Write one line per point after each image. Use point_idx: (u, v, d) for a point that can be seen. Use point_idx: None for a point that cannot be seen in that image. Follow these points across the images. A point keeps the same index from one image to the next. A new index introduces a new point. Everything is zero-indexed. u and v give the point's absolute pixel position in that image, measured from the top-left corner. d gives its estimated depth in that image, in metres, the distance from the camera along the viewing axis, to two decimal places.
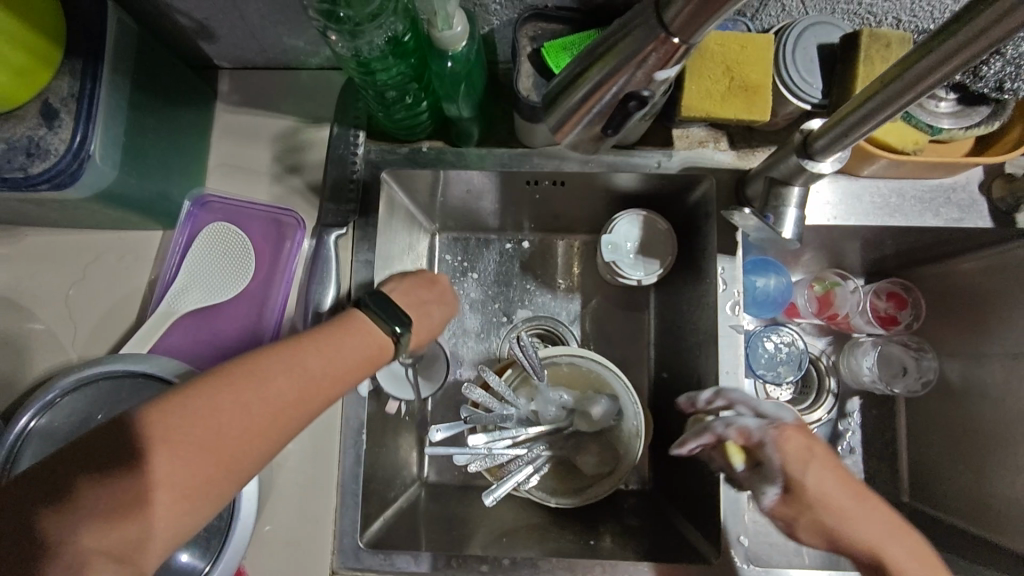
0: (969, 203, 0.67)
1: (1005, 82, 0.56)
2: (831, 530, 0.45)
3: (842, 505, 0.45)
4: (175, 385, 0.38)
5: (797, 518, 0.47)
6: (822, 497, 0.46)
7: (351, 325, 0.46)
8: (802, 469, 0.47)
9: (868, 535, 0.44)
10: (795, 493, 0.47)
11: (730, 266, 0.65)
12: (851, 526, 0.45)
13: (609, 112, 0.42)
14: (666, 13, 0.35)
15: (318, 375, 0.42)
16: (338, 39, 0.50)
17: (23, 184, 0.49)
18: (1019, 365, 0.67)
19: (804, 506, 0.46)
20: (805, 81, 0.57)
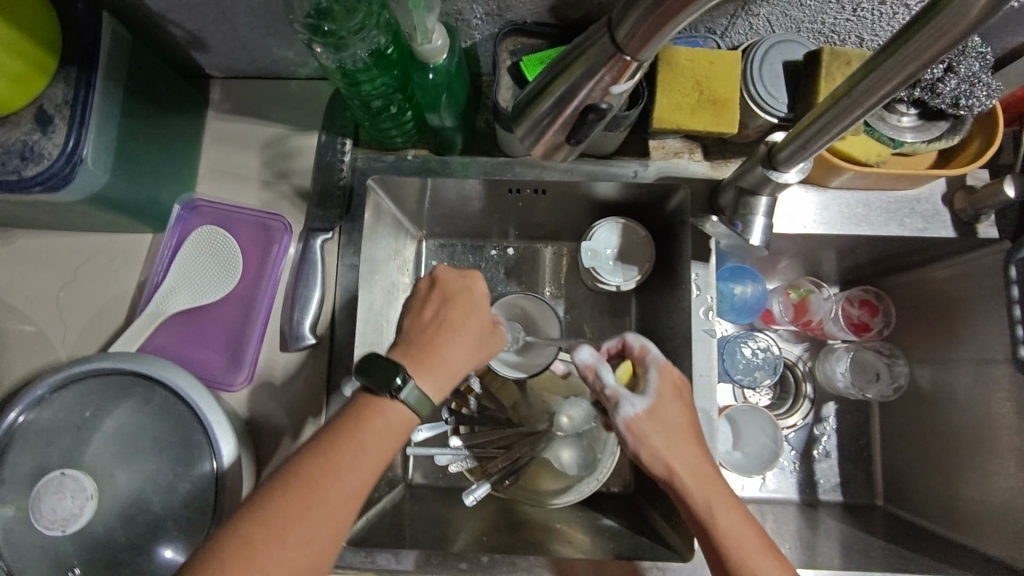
0: (933, 213, 0.69)
1: (960, 99, 0.59)
2: (663, 446, 0.54)
3: (682, 432, 0.55)
4: (226, 527, 0.45)
5: (643, 428, 0.55)
6: (670, 422, 0.56)
7: (371, 401, 0.51)
8: (669, 399, 0.57)
9: (687, 464, 0.53)
10: (655, 410, 0.56)
11: (704, 273, 0.68)
12: (681, 450, 0.54)
13: (572, 123, 0.44)
14: (619, 33, 0.37)
15: (349, 486, 0.47)
16: (323, 51, 0.53)
17: (17, 186, 0.51)
18: (985, 370, 0.69)
19: (654, 422, 0.55)
20: (771, 95, 0.60)
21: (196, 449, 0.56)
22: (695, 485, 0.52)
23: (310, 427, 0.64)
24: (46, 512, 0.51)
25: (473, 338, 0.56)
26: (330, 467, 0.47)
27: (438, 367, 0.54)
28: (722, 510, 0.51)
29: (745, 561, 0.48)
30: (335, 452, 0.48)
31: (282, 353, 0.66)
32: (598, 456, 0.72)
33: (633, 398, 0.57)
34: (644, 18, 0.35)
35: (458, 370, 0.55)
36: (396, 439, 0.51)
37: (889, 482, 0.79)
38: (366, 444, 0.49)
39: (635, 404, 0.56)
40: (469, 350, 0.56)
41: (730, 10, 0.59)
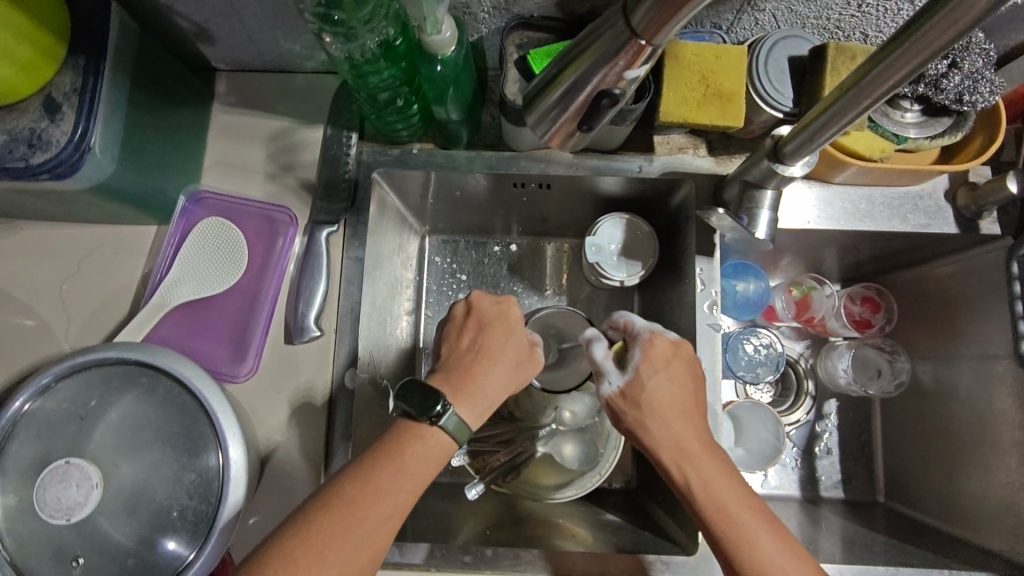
0: (935, 210, 0.70)
1: (964, 95, 0.59)
2: (641, 422, 0.53)
3: (660, 405, 0.53)
4: (266, 542, 0.45)
5: (622, 405, 0.54)
6: (650, 395, 0.54)
7: (410, 427, 0.51)
8: (650, 373, 0.55)
9: (665, 440, 0.51)
10: (633, 385, 0.55)
11: (708, 268, 0.68)
12: (660, 425, 0.52)
13: (584, 108, 0.45)
14: (633, 18, 0.38)
15: (387, 508, 0.47)
16: (332, 41, 0.53)
17: (25, 173, 0.51)
18: (986, 366, 0.69)
19: (633, 397, 0.54)
20: (776, 90, 0.60)
21: (201, 440, 0.56)
22: (676, 459, 0.50)
23: (315, 420, 0.64)
24: (49, 500, 0.52)
25: (511, 365, 0.56)
26: (370, 490, 0.47)
27: (477, 395, 0.54)
28: (705, 483, 0.49)
29: (731, 531, 0.47)
30: (376, 475, 0.48)
31: (287, 345, 0.66)
32: (602, 453, 0.71)
33: (613, 376, 0.56)
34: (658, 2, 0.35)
35: (496, 397, 0.55)
36: (435, 464, 0.50)
37: (890, 479, 0.79)
38: (406, 468, 0.49)
39: (614, 381, 0.56)
40: (506, 377, 0.56)
41: (735, 6, 0.59)
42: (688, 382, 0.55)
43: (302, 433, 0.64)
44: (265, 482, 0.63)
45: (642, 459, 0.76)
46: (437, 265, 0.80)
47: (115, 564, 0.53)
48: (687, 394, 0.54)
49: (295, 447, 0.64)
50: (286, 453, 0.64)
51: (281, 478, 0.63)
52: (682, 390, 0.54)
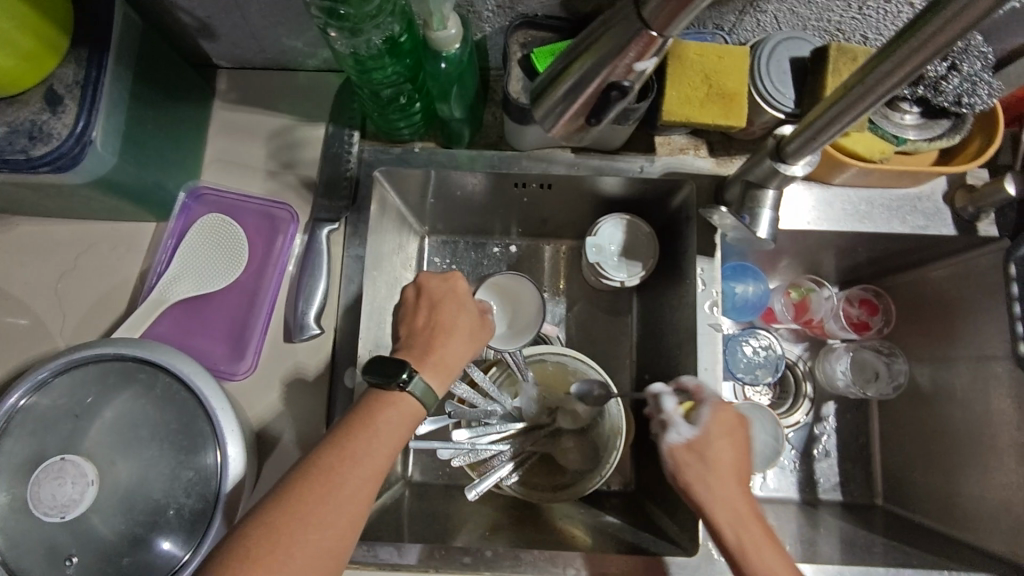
0: (933, 211, 0.70)
1: (964, 97, 0.60)
2: (700, 479, 0.52)
3: (724, 470, 0.52)
4: (247, 518, 0.45)
5: (685, 460, 0.54)
6: (714, 458, 0.53)
7: (381, 396, 0.51)
8: (720, 435, 0.54)
9: (726, 504, 0.51)
10: (698, 443, 0.54)
11: (709, 268, 0.68)
12: (721, 488, 0.51)
13: (593, 100, 0.44)
14: (644, 10, 0.37)
15: (364, 471, 0.47)
16: (337, 35, 0.53)
17: (25, 166, 0.50)
18: (984, 367, 0.70)
19: (698, 455, 0.53)
20: (778, 91, 0.61)
21: (200, 437, 0.55)
22: (733, 527, 0.50)
23: (314, 418, 0.64)
24: (44, 497, 0.51)
25: (469, 335, 0.58)
26: (345, 456, 0.47)
27: (441, 365, 0.55)
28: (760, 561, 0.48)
29: None
30: (350, 442, 0.48)
31: (287, 343, 0.65)
32: (603, 453, 0.70)
33: (680, 426, 0.55)
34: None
35: (459, 367, 0.56)
36: (404, 425, 0.51)
37: (888, 481, 0.79)
38: (379, 433, 0.49)
39: (681, 432, 0.55)
40: (465, 344, 0.57)
41: (738, 7, 0.60)
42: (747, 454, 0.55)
43: (300, 433, 0.63)
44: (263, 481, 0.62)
45: (642, 461, 0.76)
46: (436, 266, 0.80)
47: (110, 563, 0.53)
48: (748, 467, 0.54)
49: (293, 446, 0.63)
50: (284, 452, 0.63)
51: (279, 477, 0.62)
52: (743, 459, 0.54)
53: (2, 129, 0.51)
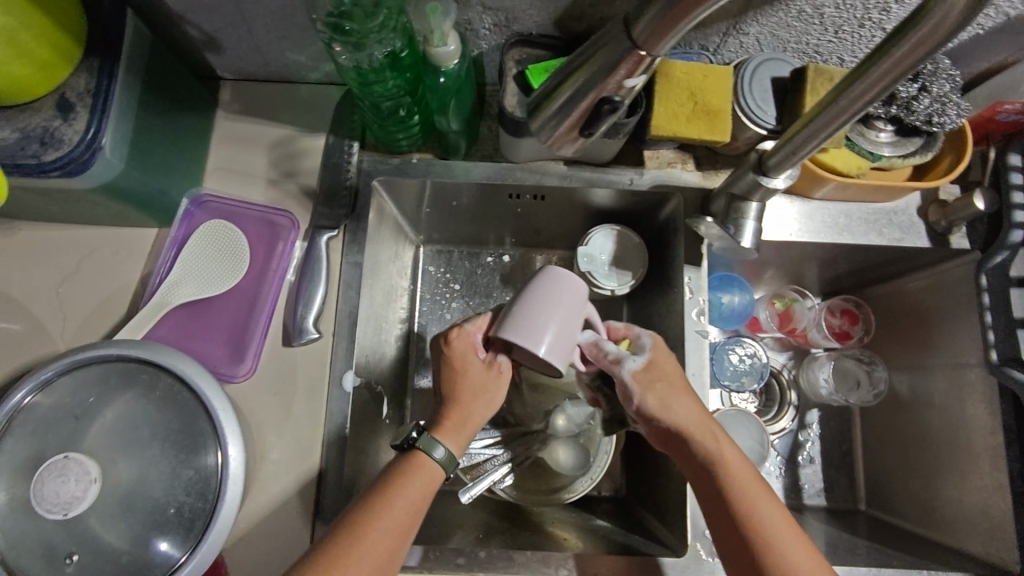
0: (909, 225, 0.73)
1: (934, 116, 0.63)
2: (664, 395, 0.56)
3: (680, 383, 0.57)
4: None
5: (645, 380, 0.57)
6: (669, 374, 0.58)
7: (401, 466, 0.54)
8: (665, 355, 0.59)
9: (692, 408, 0.56)
10: (653, 363, 0.58)
11: (696, 277, 0.70)
12: (682, 401, 0.56)
13: (586, 114, 0.47)
14: (634, 30, 0.40)
15: (388, 529, 0.50)
16: (342, 50, 0.56)
17: (36, 171, 0.52)
18: (959, 374, 0.72)
19: (657, 374, 0.57)
20: (760, 108, 0.64)
21: (201, 438, 0.56)
22: (700, 429, 0.55)
23: (311, 420, 0.65)
24: (47, 495, 0.52)
25: (480, 401, 0.57)
26: (364, 533, 0.50)
27: (457, 437, 0.56)
28: (733, 466, 0.53)
29: (752, 496, 0.51)
30: (379, 500, 0.51)
31: (285, 348, 0.67)
32: (592, 454, 0.72)
33: (632, 356, 0.58)
34: (663, 12, 0.37)
35: (476, 425, 0.57)
36: (423, 500, 0.53)
37: (871, 487, 0.81)
38: (396, 509, 0.51)
39: (636, 359, 0.58)
40: (477, 409, 0.56)
41: (722, 29, 0.63)
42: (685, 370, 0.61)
43: (297, 436, 0.64)
44: (260, 483, 0.63)
45: (631, 467, 0.78)
46: (431, 274, 0.81)
47: (109, 562, 0.53)
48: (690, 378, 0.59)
49: (289, 448, 0.64)
50: (279, 453, 0.64)
51: (277, 480, 0.63)
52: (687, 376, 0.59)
53: (14, 135, 0.53)
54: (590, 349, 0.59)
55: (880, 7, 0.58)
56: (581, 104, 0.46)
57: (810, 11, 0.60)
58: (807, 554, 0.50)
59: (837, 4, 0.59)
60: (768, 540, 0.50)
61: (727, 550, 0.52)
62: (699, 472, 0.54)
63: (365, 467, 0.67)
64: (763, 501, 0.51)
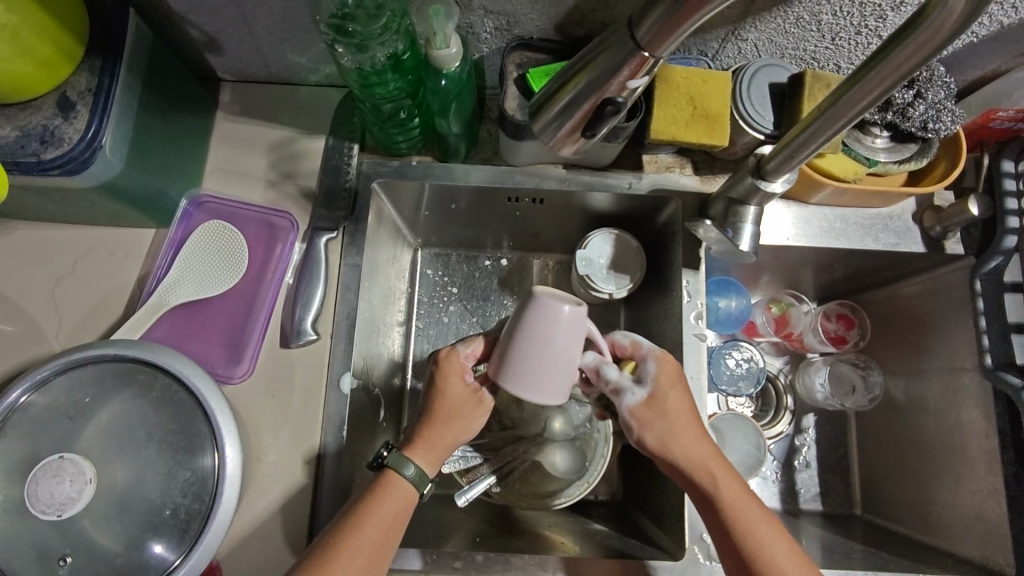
0: (904, 230, 0.74)
1: (929, 122, 0.64)
2: (668, 431, 0.56)
3: (682, 414, 0.57)
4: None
5: (645, 416, 0.57)
6: (671, 409, 0.57)
7: (374, 487, 0.53)
8: (668, 387, 0.58)
9: (695, 446, 0.55)
10: (654, 398, 0.57)
11: (694, 280, 0.70)
12: (685, 436, 0.56)
13: (588, 115, 0.47)
14: (638, 32, 0.40)
15: (362, 549, 0.50)
16: (345, 52, 0.56)
17: (35, 169, 0.52)
18: (954, 379, 0.73)
19: (658, 411, 0.57)
20: (758, 113, 0.64)
21: (198, 439, 0.56)
22: (700, 469, 0.54)
23: (308, 422, 0.65)
24: (42, 495, 0.51)
25: (452, 428, 0.57)
26: (339, 552, 0.49)
27: (428, 459, 0.55)
28: (736, 503, 0.53)
29: (752, 539, 0.51)
30: (353, 519, 0.51)
31: (284, 349, 0.67)
32: (591, 458, 0.71)
33: (633, 387, 0.58)
34: (666, 15, 0.37)
35: (449, 447, 0.56)
36: (397, 521, 0.52)
37: (866, 491, 0.81)
38: (371, 525, 0.51)
39: (636, 393, 0.57)
40: (448, 434, 0.56)
41: (720, 35, 0.64)
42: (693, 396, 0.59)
43: (293, 437, 0.64)
44: (256, 484, 0.63)
45: (628, 471, 0.77)
46: (429, 277, 0.81)
47: (103, 564, 0.53)
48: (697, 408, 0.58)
49: (285, 450, 0.64)
50: (276, 454, 0.64)
51: (273, 482, 0.63)
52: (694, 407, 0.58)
53: (14, 133, 0.53)
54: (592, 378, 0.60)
55: (876, 15, 0.59)
56: (582, 107, 0.46)
57: (808, 18, 0.61)
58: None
59: (835, 11, 0.59)
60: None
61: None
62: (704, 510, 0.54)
63: (361, 470, 0.66)
64: (769, 536, 0.52)
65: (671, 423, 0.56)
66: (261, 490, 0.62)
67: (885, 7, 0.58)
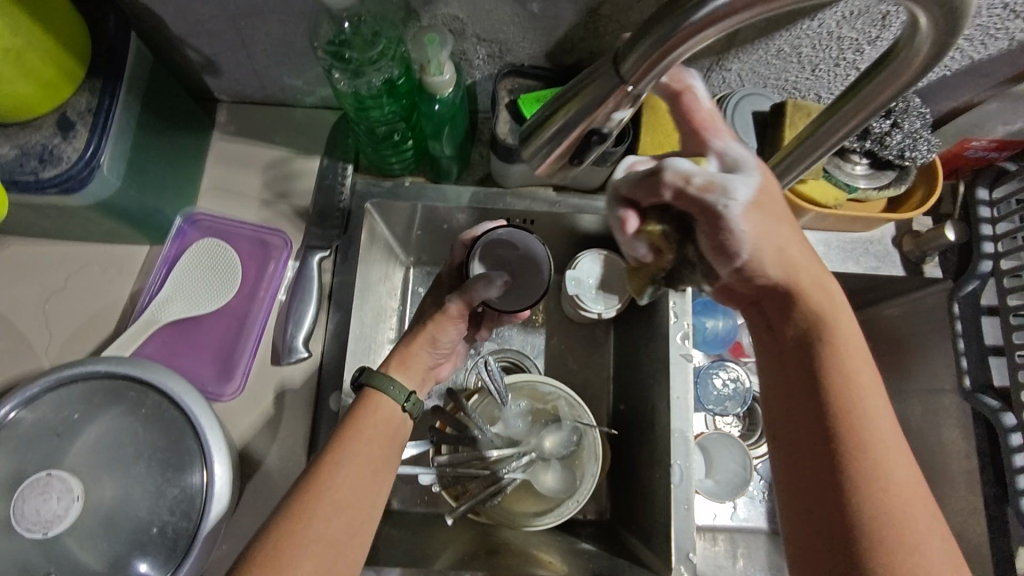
0: (883, 253, 0.76)
1: (906, 151, 0.66)
2: (785, 249, 0.45)
3: (794, 232, 0.46)
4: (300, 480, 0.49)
5: (754, 215, 0.45)
6: (776, 221, 0.45)
7: (358, 403, 0.55)
8: (771, 185, 0.46)
9: (810, 269, 0.45)
10: (761, 192, 0.45)
11: (681, 301, 0.70)
12: (793, 254, 0.45)
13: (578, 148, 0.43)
14: (623, 66, 0.37)
15: (374, 430, 0.53)
16: (341, 77, 0.58)
17: (33, 187, 0.53)
18: (936, 400, 0.74)
19: (767, 209, 0.45)
20: (742, 141, 0.66)
21: (188, 456, 0.56)
22: (807, 315, 0.43)
23: (299, 439, 0.65)
24: (28, 512, 0.52)
25: (424, 338, 0.59)
26: (354, 431, 0.52)
27: (402, 371, 0.58)
28: (852, 370, 0.41)
29: (847, 412, 0.40)
30: (356, 414, 0.53)
31: (275, 366, 0.67)
32: (578, 479, 0.71)
33: (738, 183, 0.45)
34: (649, 49, 0.35)
35: (422, 359, 0.59)
36: (391, 439, 0.54)
37: None
38: (379, 413, 0.54)
39: (744, 186, 0.45)
40: (420, 341, 0.59)
41: (705, 65, 0.66)
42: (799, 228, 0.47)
43: (282, 453, 0.65)
44: (246, 500, 0.63)
45: (616, 489, 0.78)
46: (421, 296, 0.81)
47: None
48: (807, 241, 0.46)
49: (275, 468, 0.64)
50: (269, 471, 0.64)
51: (263, 499, 0.63)
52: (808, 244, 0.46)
53: (13, 151, 0.54)
54: (671, 180, 0.46)
55: (852, 48, 0.62)
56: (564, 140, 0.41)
57: (788, 51, 0.63)
58: (913, 480, 0.39)
59: (814, 44, 0.62)
60: (877, 470, 0.39)
61: (798, 461, 0.41)
62: (790, 353, 0.44)
63: None
64: (880, 425, 0.40)
65: (787, 238, 0.45)
66: (249, 506, 0.63)
67: (861, 42, 0.61)
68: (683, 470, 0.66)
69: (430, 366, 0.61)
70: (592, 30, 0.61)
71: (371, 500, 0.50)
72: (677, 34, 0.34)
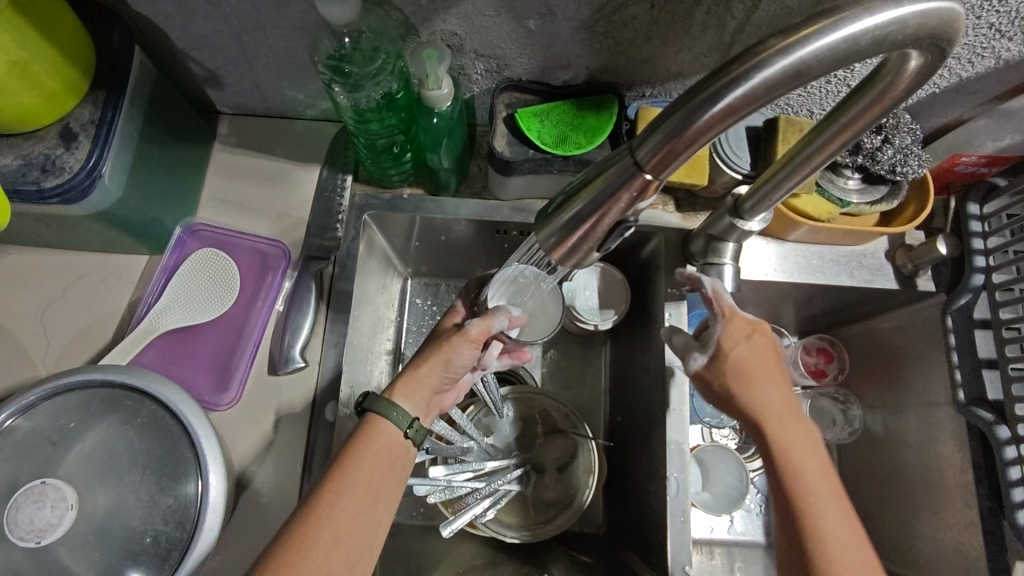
0: (877, 267, 0.76)
1: (897, 166, 0.67)
2: (743, 398, 0.56)
3: (764, 381, 0.56)
4: (301, 506, 0.50)
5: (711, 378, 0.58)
6: (739, 371, 0.57)
7: (361, 427, 0.54)
8: (734, 343, 0.58)
9: (776, 410, 0.55)
10: (719, 358, 0.58)
11: (676, 313, 0.71)
12: (757, 398, 0.55)
13: (599, 235, 0.40)
14: (640, 152, 0.36)
15: (379, 460, 0.53)
16: (341, 91, 0.60)
17: (35, 197, 0.54)
18: (929, 412, 0.74)
19: (724, 368, 0.57)
20: (735, 155, 0.68)
21: (182, 465, 0.56)
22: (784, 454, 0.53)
23: (294, 448, 0.65)
24: (20, 521, 0.51)
25: (437, 359, 0.57)
26: (356, 460, 0.52)
27: (410, 392, 0.56)
28: (812, 497, 0.51)
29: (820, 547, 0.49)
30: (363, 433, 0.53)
31: (271, 376, 0.67)
32: (576, 490, 0.71)
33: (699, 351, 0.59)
34: (665, 141, 0.35)
35: (433, 385, 0.58)
36: (395, 463, 0.53)
37: None
38: (386, 430, 0.54)
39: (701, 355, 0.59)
40: (432, 364, 0.57)
41: None
42: (777, 373, 0.57)
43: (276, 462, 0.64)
44: (240, 509, 0.63)
45: (612, 501, 0.78)
46: (418, 306, 0.82)
47: None
48: (784, 386, 0.56)
49: (269, 476, 0.64)
50: (263, 481, 0.64)
51: (256, 509, 0.63)
52: (779, 384, 0.57)
53: (17, 161, 0.55)
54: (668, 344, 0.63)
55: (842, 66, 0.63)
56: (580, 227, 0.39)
57: None
58: None
59: None
60: None
61: None
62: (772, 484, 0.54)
63: None
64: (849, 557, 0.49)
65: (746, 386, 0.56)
66: (242, 515, 0.63)
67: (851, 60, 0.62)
68: (680, 483, 0.66)
69: (436, 392, 0.59)
70: (588, 47, 0.62)
71: (371, 534, 0.50)
72: (693, 123, 0.34)
